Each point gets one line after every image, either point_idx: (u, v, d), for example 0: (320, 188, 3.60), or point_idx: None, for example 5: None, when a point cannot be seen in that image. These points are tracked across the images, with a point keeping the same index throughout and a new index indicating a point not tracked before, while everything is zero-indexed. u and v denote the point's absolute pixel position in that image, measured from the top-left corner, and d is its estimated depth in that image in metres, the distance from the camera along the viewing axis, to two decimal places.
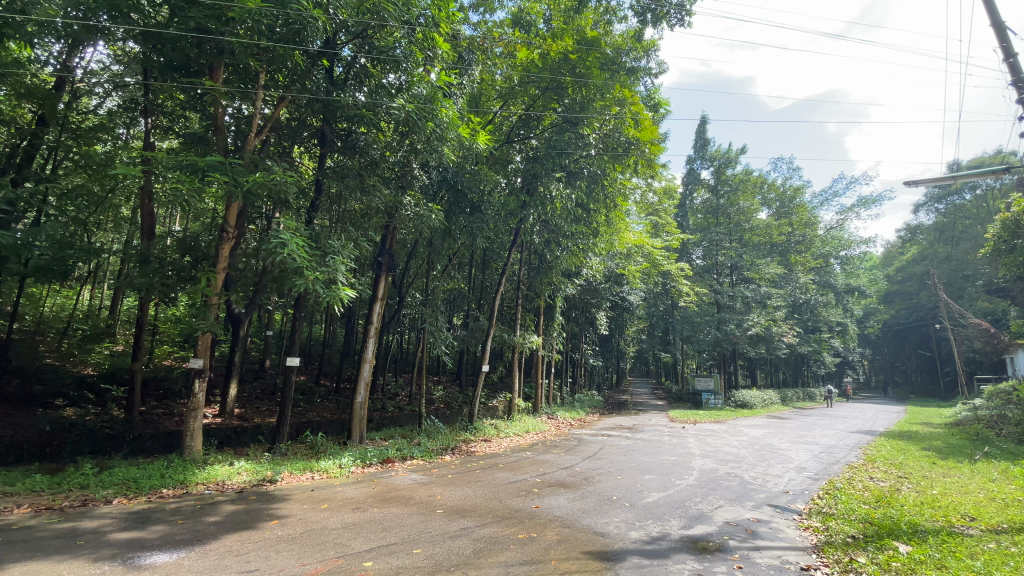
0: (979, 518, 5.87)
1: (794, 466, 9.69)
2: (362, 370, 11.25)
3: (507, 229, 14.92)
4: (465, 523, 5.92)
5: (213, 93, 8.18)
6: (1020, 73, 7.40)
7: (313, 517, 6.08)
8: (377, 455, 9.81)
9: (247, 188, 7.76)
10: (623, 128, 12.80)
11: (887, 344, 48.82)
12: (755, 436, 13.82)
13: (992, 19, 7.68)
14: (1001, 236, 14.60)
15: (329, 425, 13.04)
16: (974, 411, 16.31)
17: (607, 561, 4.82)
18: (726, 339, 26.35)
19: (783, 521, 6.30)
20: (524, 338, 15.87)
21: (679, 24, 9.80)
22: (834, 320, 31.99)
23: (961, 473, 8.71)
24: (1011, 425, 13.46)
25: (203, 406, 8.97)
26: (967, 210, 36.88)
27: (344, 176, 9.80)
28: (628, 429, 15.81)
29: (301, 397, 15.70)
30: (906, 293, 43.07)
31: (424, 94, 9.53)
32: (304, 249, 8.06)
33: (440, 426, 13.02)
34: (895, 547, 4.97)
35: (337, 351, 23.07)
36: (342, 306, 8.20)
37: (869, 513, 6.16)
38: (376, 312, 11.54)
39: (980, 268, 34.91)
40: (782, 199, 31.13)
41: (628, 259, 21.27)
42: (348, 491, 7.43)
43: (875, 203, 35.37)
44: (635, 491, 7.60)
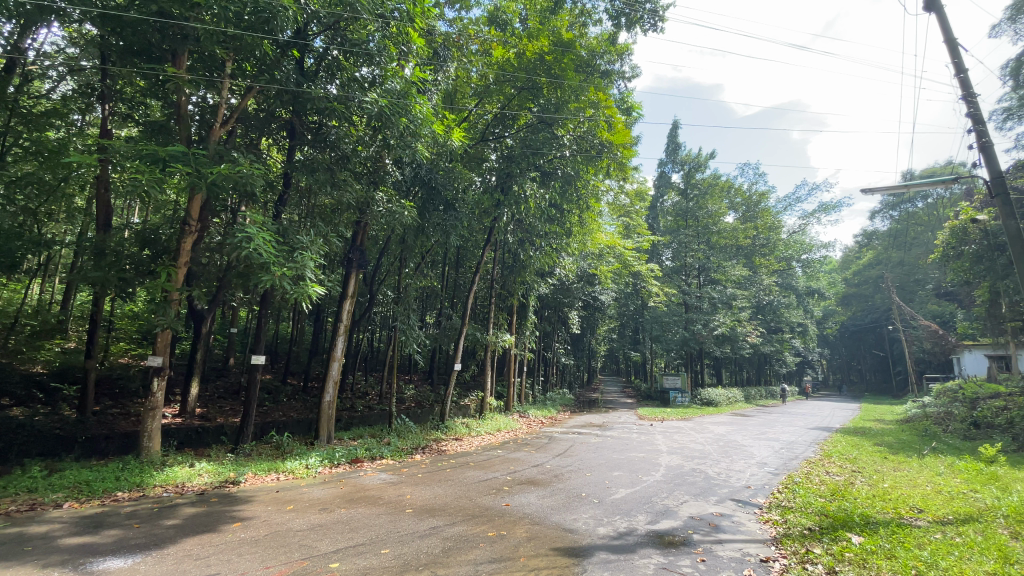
0: (926, 510, 6.19)
1: (756, 461, 10.03)
2: (330, 369, 11.04)
3: (481, 227, 14.87)
4: (434, 522, 5.88)
5: (176, 81, 7.85)
6: (969, 87, 7.84)
7: (278, 519, 5.93)
8: (346, 455, 9.64)
9: (214, 180, 7.56)
10: (596, 130, 13.11)
11: (844, 345, 50.74)
12: (719, 433, 14.18)
13: (946, 35, 8.11)
14: (950, 242, 15.44)
15: (296, 426, 12.70)
16: (923, 409, 17.25)
17: (575, 557, 4.87)
18: (693, 339, 26.93)
19: (744, 514, 6.50)
20: (496, 336, 15.81)
21: (652, 29, 10.00)
22: (795, 321, 33.18)
23: (911, 467, 9.17)
24: (957, 421, 14.23)
25: (162, 406, 8.62)
26: (919, 217, 38.75)
27: (314, 170, 9.51)
28: (599, 429, 15.43)
29: (267, 396, 15.30)
30: (862, 296, 44.94)
31: (398, 90, 9.39)
32: (270, 244, 7.84)
33: (410, 426, 12.88)
34: (848, 538, 5.21)
35: (304, 350, 22.50)
36: (311, 303, 8.02)
37: (825, 506, 6.43)
38: (345, 310, 11.33)
39: (930, 273, 36.85)
40: (748, 204, 32.10)
41: (600, 259, 21.70)
42: (314, 492, 7.28)
43: (835, 209, 36.84)
44: (604, 488, 7.70)
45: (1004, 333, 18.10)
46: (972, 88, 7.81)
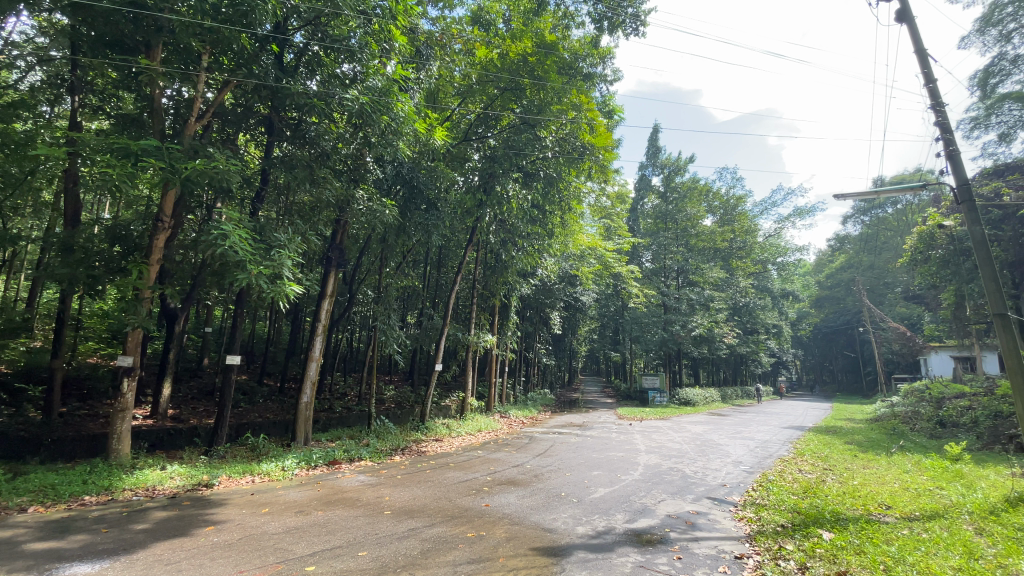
0: (894, 506, 6.40)
1: (732, 460, 10.22)
2: (308, 369, 10.88)
3: (463, 227, 14.81)
4: (413, 524, 5.84)
5: (149, 73, 7.63)
6: (938, 96, 8.10)
7: (253, 522, 5.82)
8: (323, 457, 9.50)
9: (189, 176, 7.38)
10: (578, 132, 13.20)
11: (817, 346, 52.04)
12: (697, 433, 14.37)
13: (916, 46, 8.38)
14: (918, 247, 15.96)
15: (272, 427, 12.46)
16: (892, 408, 17.81)
17: (554, 557, 4.89)
18: (672, 339, 27.29)
19: (720, 512, 6.61)
20: (478, 337, 15.75)
21: (634, 33, 10.12)
22: (770, 322, 33.89)
23: (879, 464, 9.45)
24: (923, 421, 14.71)
25: (132, 407, 8.38)
26: (888, 223, 39.92)
27: (292, 167, 9.33)
28: (579, 428, 15.50)
29: (242, 397, 14.98)
30: (835, 298, 46.21)
31: (379, 87, 9.28)
32: (246, 241, 7.70)
33: (390, 426, 12.80)
34: (819, 535, 5.35)
35: (281, 351, 22.12)
36: (289, 303, 7.89)
37: (797, 503, 6.59)
38: (324, 309, 11.18)
39: (899, 277, 38.08)
40: (726, 208, 32.56)
41: (582, 260, 21.95)
42: (291, 494, 7.16)
43: (809, 214, 37.77)
44: (583, 488, 7.75)
45: (967, 335, 18.79)
46: (941, 97, 8.07)
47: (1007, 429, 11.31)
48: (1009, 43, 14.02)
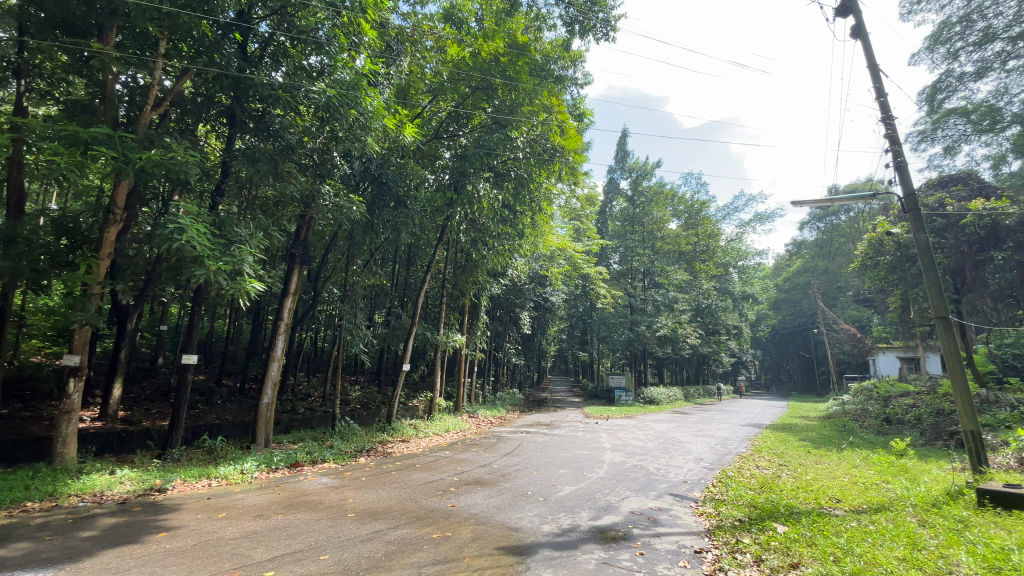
0: (843, 499, 6.72)
1: (693, 457, 10.51)
2: (269, 369, 10.57)
3: (432, 226, 14.70)
4: (378, 526, 5.75)
5: (101, 58, 7.24)
6: (889, 110, 8.54)
7: (209, 527, 5.61)
8: (285, 459, 9.25)
9: (144, 166, 7.06)
10: (549, 134, 13.34)
11: (775, 347, 54.08)
12: (660, 431, 14.72)
13: (870, 61, 8.81)
14: (868, 253, 16.80)
15: (231, 429, 12.02)
16: (843, 407, 18.68)
17: (520, 555, 4.91)
18: (638, 339, 27.78)
19: (681, 508, 6.78)
20: (447, 337, 15.63)
21: (604, 38, 10.28)
22: (731, 324, 35.00)
23: (830, 460, 9.91)
24: (872, 417, 15.48)
25: (79, 408, 7.94)
26: (842, 229, 41.83)
27: (255, 160, 8.97)
28: (546, 427, 15.62)
29: (200, 399, 14.43)
30: (791, 301, 47.92)
31: (347, 81, 9.09)
32: (205, 236, 7.43)
33: (355, 427, 12.58)
34: (774, 528, 5.57)
35: (242, 350, 21.38)
36: (249, 300, 7.67)
37: (754, 498, 6.83)
38: (287, 307, 10.87)
39: (850, 281, 40.02)
40: (690, 212, 33.47)
41: (551, 261, 22.15)
42: (250, 498, 6.93)
43: (768, 219, 39.21)
44: (550, 486, 7.81)
45: (912, 336, 19.92)
46: (891, 111, 8.52)
47: (947, 425, 12.01)
48: (955, 60, 15.11)
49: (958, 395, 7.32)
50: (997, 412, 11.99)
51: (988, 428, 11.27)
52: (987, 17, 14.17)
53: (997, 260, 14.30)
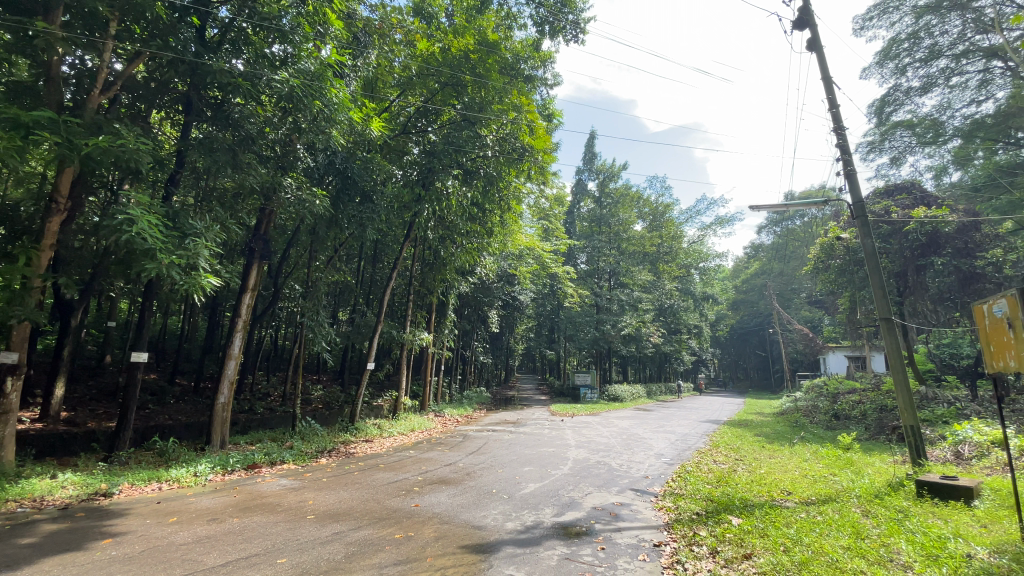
0: (794, 492, 7.03)
1: (654, 452, 10.78)
2: (226, 368, 10.19)
3: (400, 223, 14.49)
4: (339, 528, 5.64)
5: (46, 38, 6.80)
6: (840, 121, 8.97)
7: (159, 532, 5.37)
8: (241, 461, 8.94)
9: (91, 153, 6.70)
10: (518, 133, 13.33)
11: (733, 345, 56.06)
12: (623, 427, 15.02)
13: (824, 73, 9.23)
14: (820, 256, 17.62)
15: (184, 430, 11.54)
16: (795, 403, 19.53)
17: (482, 554, 4.91)
18: (603, 338, 28.24)
19: (642, 503, 6.94)
20: (413, 334, 15.43)
21: (573, 40, 10.40)
22: (692, 323, 36.03)
23: (783, 454, 10.33)
24: (821, 413, 16.23)
25: (17, 409, 7.45)
26: (797, 234, 43.67)
27: (212, 150, 8.57)
28: (512, 425, 15.71)
29: (151, 399, 13.80)
30: (749, 301, 49.62)
31: (312, 71, 8.84)
32: (158, 228, 7.11)
33: (316, 427, 12.29)
34: (729, 520, 5.77)
35: (197, 348, 20.54)
36: (205, 295, 7.43)
37: (711, 491, 7.06)
38: (245, 304, 10.51)
39: (804, 284, 41.81)
40: (655, 214, 34.24)
41: (519, 260, 22.25)
42: (203, 501, 6.67)
43: (728, 223, 40.53)
44: (514, 484, 7.85)
45: (859, 336, 21.01)
46: (842, 122, 8.95)
47: (889, 420, 12.71)
48: (903, 75, 16.99)
49: (900, 392, 7.78)
50: (935, 408, 12.77)
51: (927, 423, 11.98)
52: (932, 35, 16.08)
53: (937, 266, 15.21)
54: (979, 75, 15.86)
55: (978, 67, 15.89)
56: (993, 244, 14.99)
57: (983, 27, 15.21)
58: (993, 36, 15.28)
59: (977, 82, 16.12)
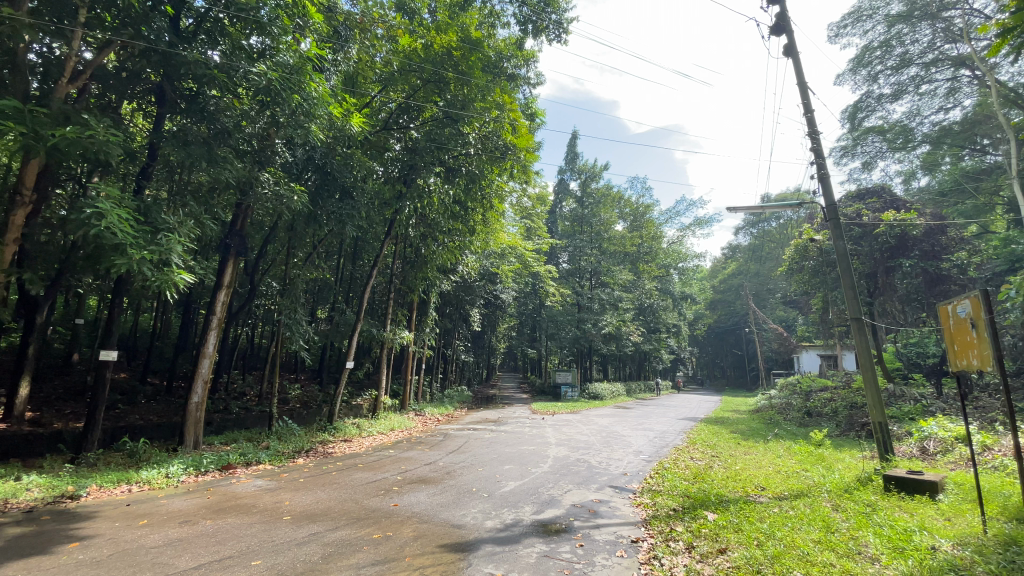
0: (767, 487, 7.20)
1: (633, 450, 10.91)
2: (199, 366, 9.96)
3: (380, 220, 14.35)
4: (316, 528, 5.57)
5: (12, 24, 6.47)
6: (814, 125, 9.20)
7: (128, 536, 5.22)
8: (215, 462, 8.75)
9: (57, 145, 6.45)
10: (500, 131, 13.30)
11: (710, 345, 57.06)
12: (603, 425, 15.16)
13: (800, 78, 9.44)
14: (794, 258, 18.04)
15: (156, 430, 11.26)
16: (770, 401, 19.99)
17: (461, 552, 4.90)
18: (584, 337, 28.42)
19: (620, 500, 7.02)
20: (393, 333, 15.30)
21: (556, 40, 10.44)
22: (671, 322, 36.53)
23: (757, 450, 10.56)
24: (795, 410, 16.62)
25: None
26: (773, 236, 44.63)
27: (186, 143, 8.36)
28: (493, 424, 15.72)
29: (120, 398, 13.40)
30: (726, 301, 50.56)
31: (291, 64, 8.69)
32: (128, 223, 6.91)
33: (293, 427, 12.11)
34: (705, 516, 5.87)
35: (169, 346, 20.03)
36: (178, 292, 7.27)
37: (688, 488, 7.18)
38: (220, 301, 10.28)
39: (779, 284, 42.80)
40: (635, 215, 34.60)
41: (502, 259, 22.28)
42: (175, 503, 6.51)
43: (707, 224, 41.20)
44: (494, 482, 7.86)
45: (831, 335, 21.60)
46: (816, 126, 9.17)
47: (859, 417, 13.09)
48: (875, 82, 17.51)
49: (869, 390, 8.02)
50: (902, 405, 13.20)
51: (894, 420, 12.38)
52: (904, 43, 16.57)
53: (905, 267, 15.70)
54: (948, 83, 16.43)
55: (946, 75, 16.46)
56: (958, 247, 15.56)
57: (952, 37, 15.84)
58: (961, 46, 15.94)
59: (945, 90, 16.70)
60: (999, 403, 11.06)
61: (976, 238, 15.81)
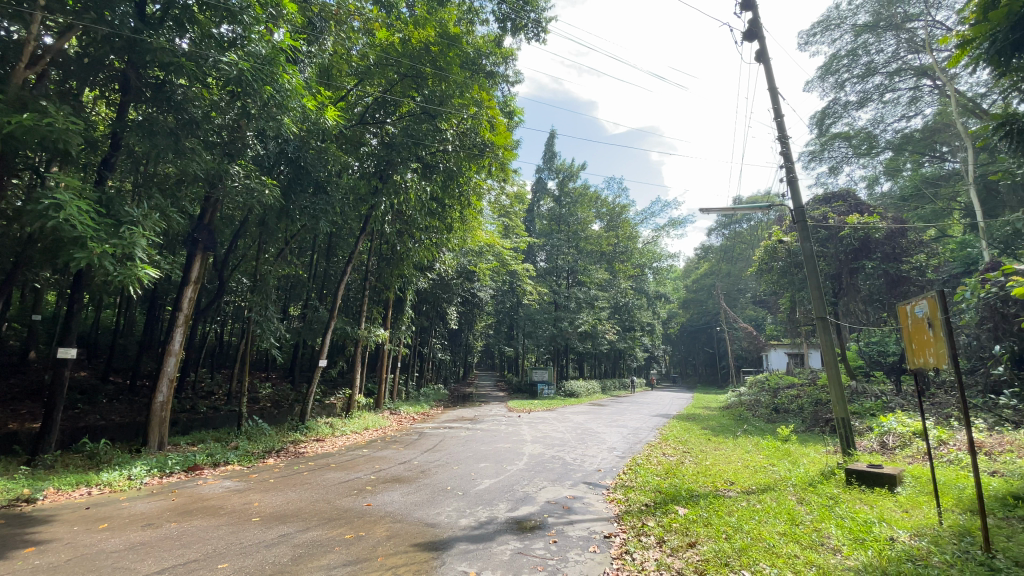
0: (736, 482, 7.40)
1: (607, 446, 11.05)
2: (165, 365, 9.64)
3: (355, 216, 14.14)
4: (286, 529, 5.47)
5: None
6: (784, 130, 9.45)
7: (88, 540, 5.03)
8: (181, 463, 8.51)
9: (13, 132, 6.19)
10: (478, 129, 13.22)
11: (683, 343, 58.22)
12: (578, 422, 15.31)
13: (771, 84, 9.70)
14: (763, 259, 18.54)
15: (118, 431, 10.86)
16: (739, 398, 20.53)
17: (435, 551, 4.89)
18: (560, 335, 28.61)
19: (594, 496, 7.11)
20: (368, 330, 15.09)
21: (534, 38, 10.44)
22: (645, 320, 37.05)
23: (727, 446, 10.84)
24: (763, 407, 17.11)
25: None
26: (744, 237, 45.73)
27: (152, 133, 8.08)
28: (469, 422, 15.70)
29: (80, 398, 12.88)
30: (698, 301, 51.58)
31: (263, 54, 8.42)
32: (88, 215, 6.65)
33: (264, 427, 11.86)
34: (676, 511, 6.00)
35: (133, 344, 19.36)
36: (142, 287, 7.03)
37: (660, 483, 7.32)
38: (187, 297, 9.98)
39: (749, 284, 43.90)
40: (612, 215, 35.01)
41: (479, 256, 22.59)
42: (138, 506, 6.29)
43: (681, 224, 41.93)
44: (469, 480, 7.85)
45: (798, 334, 22.29)
46: (786, 131, 9.44)
47: (823, 413, 13.55)
48: (841, 90, 18.16)
49: (833, 387, 8.30)
50: (864, 401, 13.71)
51: (856, 416, 12.86)
52: (869, 53, 17.19)
53: (868, 268, 16.24)
54: (910, 92, 17.12)
55: (909, 85, 17.15)
56: (917, 250, 16.24)
57: (915, 48, 16.54)
58: (923, 57, 16.63)
59: (908, 99, 17.40)
60: (953, 399, 11.59)
61: (934, 241, 16.52)
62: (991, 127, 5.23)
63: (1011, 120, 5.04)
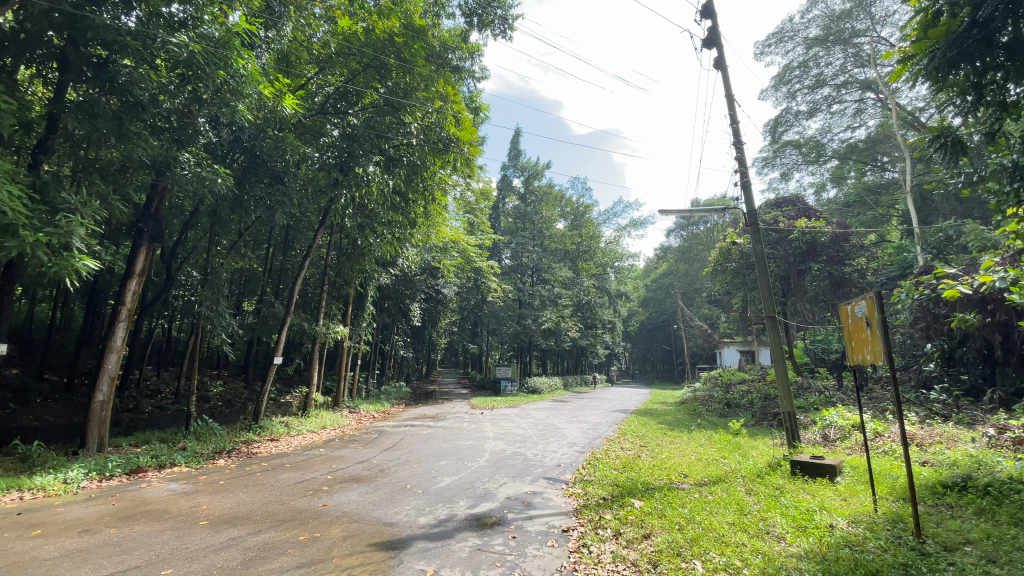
0: (689, 474, 7.66)
1: (567, 442, 11.20)
2: (106, 361, 9.10)
3: (314, 208, 13.69)
4: (236, 532, 5.28)
5: None
6: (739, 136, 9.83)
7: (17, 547, 4.71)
8: (122, 465, 8.06)
9: None
10: (443, 123, 13.14)
11: (643, 340, 59.66)
12: (539, 419, 15.45)
13: (727, 91, 10.05)
14: (719, 260, 19.19)
15: (53, 432, 10.19)
16: (694, 393, 21.25)
17: (392, 550, 4.84)
18: (524, 332, 28.77)
19: (553, 490, 7.22)
20: (327, 327, 14.68)
21: (501, 35, 10.43)
22: (608, 318, 37.68)
23: (682, 440, 11.20)
24: (716, 402, 17.78)
25: None
26: (701, 239, 47.28)
27: (94, 116, 7.57)
28: (431, 419, 15.56)
29: (9, 396, 11.98)
30: (657, 300, 52.91)
31: (216, 37, 8.05)
32: (19, 200, 6.17)
33: (214, 427, 11.38)
34: (632, 503, 6.17)
35: (71, 339, 18.16)
36: (81, 279, 6.62)
37: (617, 477, 7.50)
38: (130, 290, 9.43)
39: (705, 284, 45.43)
40: (576, 214, 35.52)
41: (443, 252, 22.24)
42: (74, 511, 5.92)
43: (643, 225, 42.84)
44: (429, 478, 7.79)
45: (750, 333, 23.25)
46: (741, 137, 9.81)
47: (771, 407, 14.22)
48: (793, 99, 19.04)
49: (781, 383, 8.71)
50: (809, 396, 14.48)
51: (801, 410, 13.56)
52: (819, 65, 18.09)
53: (814, 270, 17.04)
54: (855, 104, 18.12)
55: (855, 97, 18.16)
56: (859, 254, 17.23)
57: (860, 62, 17.53)
58: (867, 71, 17.68)
59: (853, 110, 18.40)
60: (888, 394, 12.38)
61: (873, 246, 17.58)
62: (928, 139, 5.60)
63: (944, 133, 5.42)
